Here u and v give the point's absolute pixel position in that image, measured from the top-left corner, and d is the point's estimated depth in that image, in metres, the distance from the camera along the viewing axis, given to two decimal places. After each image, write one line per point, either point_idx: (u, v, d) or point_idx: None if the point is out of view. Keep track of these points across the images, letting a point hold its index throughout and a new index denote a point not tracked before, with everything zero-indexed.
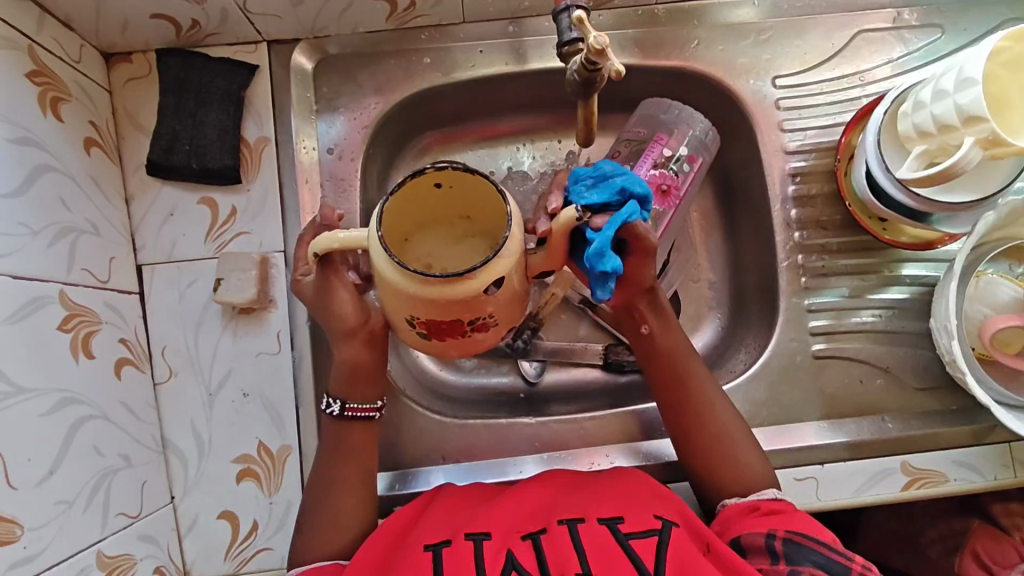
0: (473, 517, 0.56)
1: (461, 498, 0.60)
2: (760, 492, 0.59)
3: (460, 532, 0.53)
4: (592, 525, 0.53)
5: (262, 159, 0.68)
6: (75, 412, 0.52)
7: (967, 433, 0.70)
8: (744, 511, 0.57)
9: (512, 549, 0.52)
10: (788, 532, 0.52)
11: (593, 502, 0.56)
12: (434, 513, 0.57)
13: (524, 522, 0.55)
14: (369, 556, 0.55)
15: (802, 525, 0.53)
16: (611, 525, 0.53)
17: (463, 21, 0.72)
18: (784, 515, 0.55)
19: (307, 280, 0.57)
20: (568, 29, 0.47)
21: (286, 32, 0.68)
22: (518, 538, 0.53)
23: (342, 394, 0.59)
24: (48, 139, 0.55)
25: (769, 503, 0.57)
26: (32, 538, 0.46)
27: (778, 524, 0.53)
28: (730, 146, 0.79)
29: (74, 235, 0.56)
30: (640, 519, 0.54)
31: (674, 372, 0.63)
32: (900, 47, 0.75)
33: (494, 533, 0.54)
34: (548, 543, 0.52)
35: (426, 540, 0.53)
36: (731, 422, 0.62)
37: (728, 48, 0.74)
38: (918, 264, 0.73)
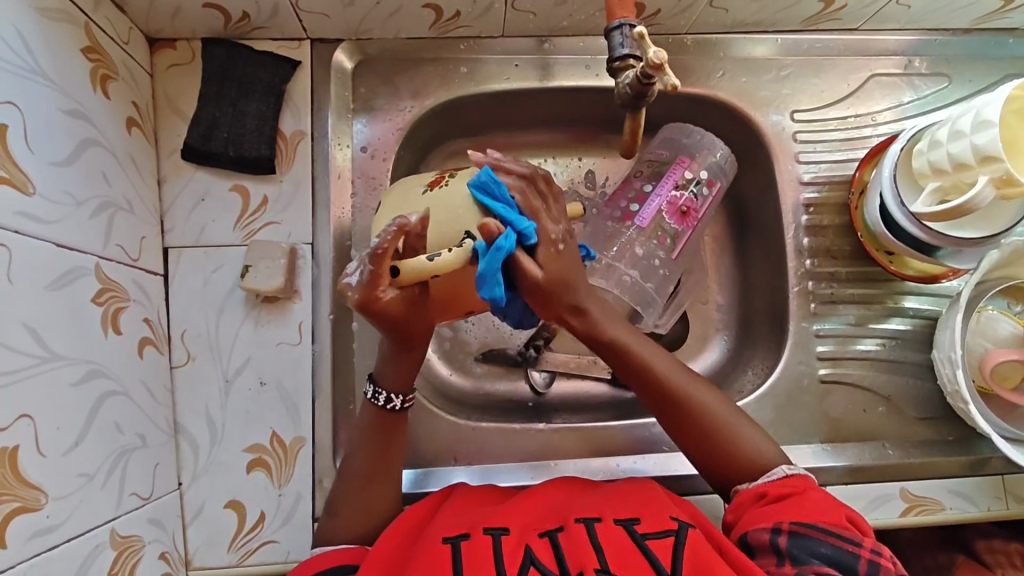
0: (490, 514, 0.56)
1: (471, 499, 0.60)
2: (768, 471, 0.58)
3: (478, 527, 0.54)
4: (609, 524, 0.54)
5: (298, 152, 0.69)
6: (101, 385, 0.52)
7: (964, 463, 0.72)
8: (753, 499, 0.56)
9: (529, 545, 0.52)
10: (792, 524, 0.52)
11: (608, 505, 0.57)
12: (450, 510, 0.57)
13: (540, 521, 0.56)
14: (386, 543, 0.55)
15: (809, 513, 0.53)
16: (627, 526, 0.54)
17: (501, 35, 0.74)
18: (791, 501, 0.54)
19: (391, 296, 0.48)
20: (621, 45, 0.49)
21: (330, 32, 0.70)
22: (536, 535, 0.53)
23: (400, 389, 0.57)
24: (95, 114, 0.56)
25: (775, 487, 0.56)
26: (55, 508, 0.45)
27: (785, 514, 0.53)
28: (746, 174, 0.82)
29: (112, 211, 0.57)
30: (656, 520, 0.55)
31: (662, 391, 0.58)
32: (910, 92, 0.79)
33: (512, 528, 0.54)
34: (565, 541, 0.52)
35: (444, 533, 0.53)
36: (727, 410, 0.60)
37: (750, 81, 0.78)
38: (919, 297, 0.76)
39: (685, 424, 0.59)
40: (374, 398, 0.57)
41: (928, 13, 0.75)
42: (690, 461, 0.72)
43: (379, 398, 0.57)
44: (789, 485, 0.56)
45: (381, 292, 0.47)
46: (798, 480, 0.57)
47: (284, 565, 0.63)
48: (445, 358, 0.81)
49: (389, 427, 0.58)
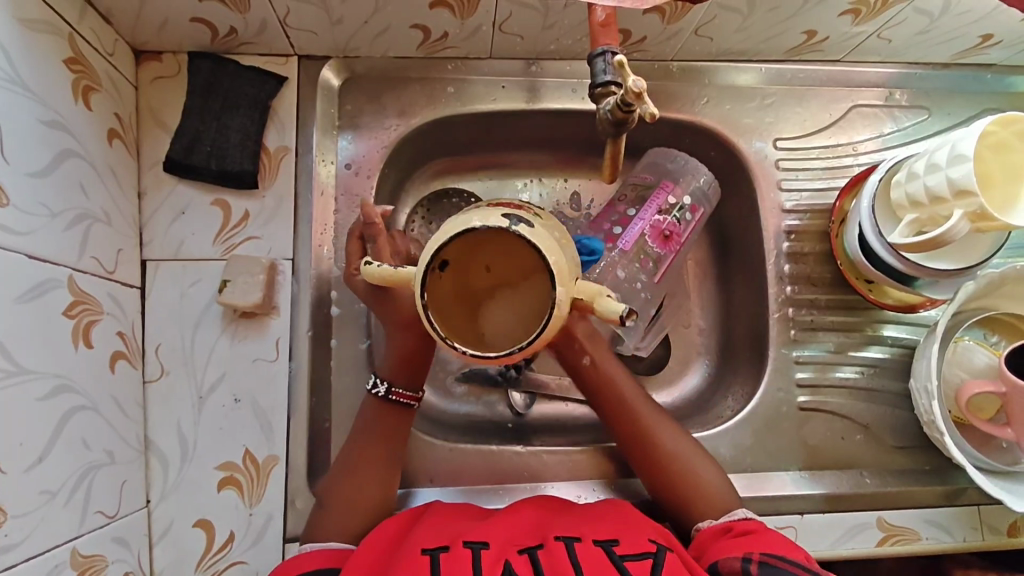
0: (470, 529, 0.55)
1: (453, 514, 0.59)
2: (728, 514, 0.61)
3: (457, 541, 0.53)
4: (587, 545, 0.53)
5: (281, 167, 0.69)
6: (68, 400, 0.51)
7: (940, 493, 0.72)
8: (717, 534, 0.58)
9: (508, 560, 0.51)
10: (761, 554, 0.52)
11: (586, 526, 0.57)
12: (431, 523, 0.57)
13: (522, 537, 0.55)
14: (366, 553, 0.54)
15: (776, 546, 0.53)
16: (606, 547, 0.53)
17: (489, 57, 0.74)
18: (757, 535, 0.55)
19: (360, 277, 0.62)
20: (602, 72, 0.50)
21: (317, 49, 0.70)
22: (516, 551, 0.52)
23: (389, 377, 0.62)
24: (75, 125, 0.55)
25: (740, 525, 0.57)
26: (14, 527, 0.44)
27: (753, 543, 0.54)
28: (728, 200, 0.83)
29: (88, 222, 0.56)
30: (633, 543, 0.54)
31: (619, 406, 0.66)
32: (890, 124, 0.81)
33: (492, 543, 0.53)
34: (544, 557, 0.52)
35: (422, 546, 0.53)
36: (690, 449, 0.65)
37: (734, 109, 0.79)
38: (898, 326, 0.77)
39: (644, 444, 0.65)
40: (371, 389, 0.62)
41: (909, 47, 0.76)
42: None
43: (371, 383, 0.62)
44: (751, 524, 0.57)
45: (353, 268, 0.62)
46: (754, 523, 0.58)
47: None
48: None
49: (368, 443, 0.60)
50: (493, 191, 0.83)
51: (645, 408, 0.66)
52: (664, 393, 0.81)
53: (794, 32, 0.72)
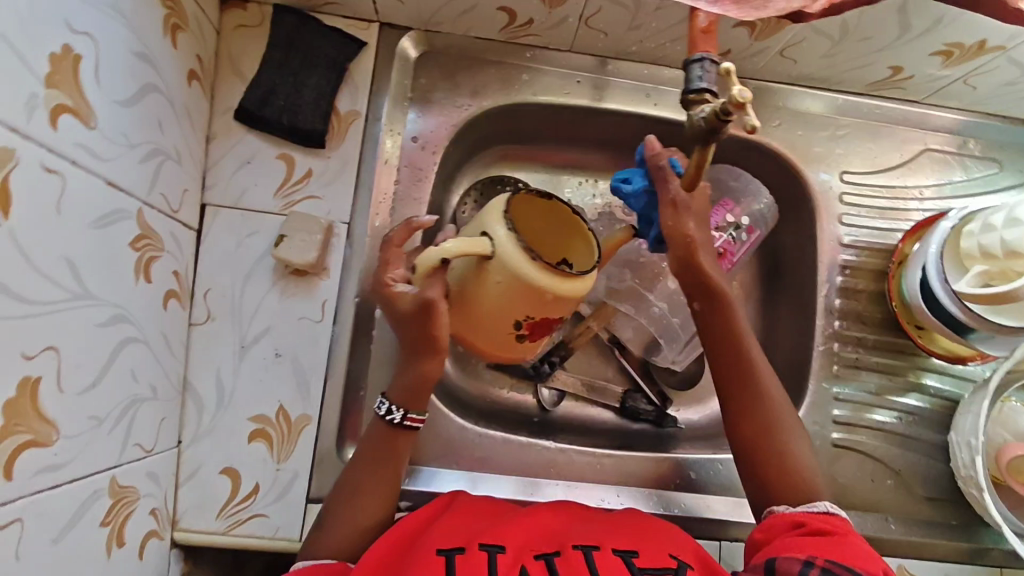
0: (487, 528, 0.55)
1: (468, 511, 0.58)
2: (809, 502, 0.56)
3: (474, 542, 0.52)
4: (606, 554, 0.53)
5: (350, 131, 0.69)
6: (123, 330, 0.51)
7: (964, 550, 0.71)
8: (787, 527, 0.54)
9: (525, 566, 0.51)
10: (827, 561, 0.49)
11: (607, 533, 0.56)
12: (449, 518, 0.56)
13: (539, 542, 0.54)
14: (371, 557, 0.52)
15: (846, 556, 0.49)
16: (626, 558, 0.53)
17: (568, 50, 0.74)
18: (832, 539, 0.51)
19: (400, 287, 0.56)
20: (698, 78, 0.49)
21: (401, 19, 0.70)
22: (533, 557, 0.52)
23: (406, 403, 0.56)
24: (161, 61, 0.55)
25: (817, 523, 0.53)
26: (64, 447, 0.43)
27: (822, 550, 0.50)
28: (785, 226, 0.82)
29: (161, 158, 0.56)
30: (655, 556, 0.54)
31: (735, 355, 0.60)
32: (961, 172, 0.79)
33: (508, 547, 0.52)
34: (563, 566, 0.51)
35: (438, 546, 0.52)
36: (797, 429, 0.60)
37: (805, 135, 0.78)
38: (941, 377, 0.76)
39: (751, 398, 0.59)
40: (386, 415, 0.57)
41: (992, 97, 0.75)
42: (691, 503, 0.70)
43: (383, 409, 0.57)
44: (828, 524, 0.53)
45: (391, 280, 0.56)
46: (836, 521, 0.54)
47: (270, 541, 0.62)
48: (457, 361, 0.80)
49: (396, 441, 0.57)
50: (548, 185, 0.83)
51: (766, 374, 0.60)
52: (692, 410, 0.84)
53: (880, 66, 0.71)
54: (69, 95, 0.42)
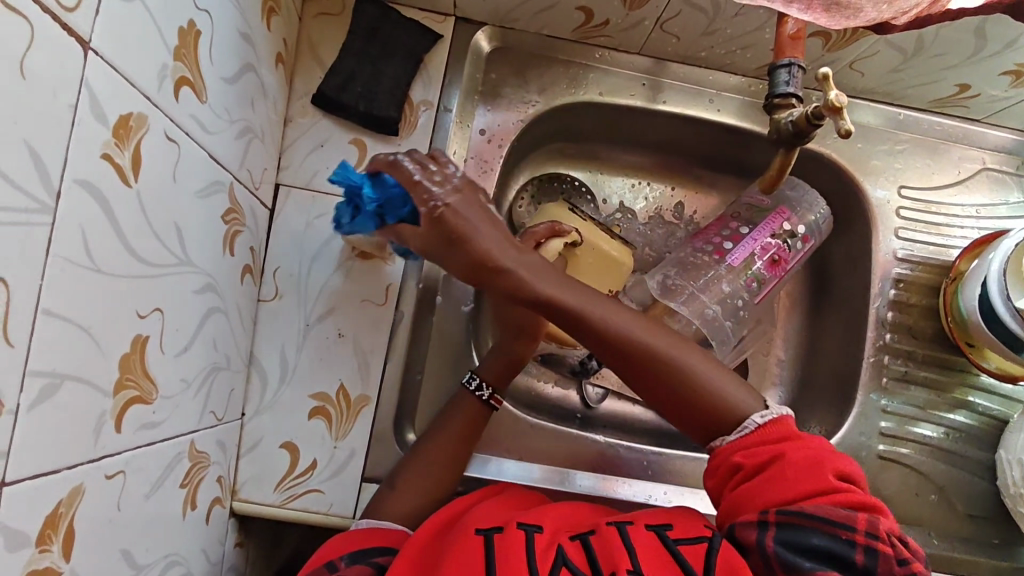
0: (523, 512, 0.54)
1: (516, 501, 0.58)
2: (739, 424, 0.53)
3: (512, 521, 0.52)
4: (640, 529, 0.51)
5: (422, 121, 0.70)
6: (209, 299, 0.52)
7: (1004, 569, 0.71)
8: (732, 475, 0.52)
9: (561, 545, 0.49)
10: (777, 513, 0.47)
11: (642, 512, 0.54)
12: (488, 505, 0.56)
13: (573, 525, 0.53)
14: (417, 537, 0.53)
15: (792, 493, 0.48)
16: (660, 532, 0.51)
17: (636, 52, 0.75)
18: (770, 473, 0.49)
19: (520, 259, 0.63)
20: (785, 83, 0.52)
21: (477, 14, 0.71)
22: (568, 537, 0.51)
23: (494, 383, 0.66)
24: (257, 42, 0.57)
25: (751, 457, 0.51)
26: (160, 407, 0.45)
27: (770, 502, 0.48)
28: (837, 237, 0.82)
29: (250, 136, 0.58)
30: (689, 528, 0.51)
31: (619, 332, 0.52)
32: (1018, 193, 0.80)
33: (545, 527, 0.52)
34: (597, 543, 0.50)
35: (476, 525, 0.51)
36: (694, 355, 0.54)
37: (865, 148, 0.78)
38: (989, 396, 0.76)
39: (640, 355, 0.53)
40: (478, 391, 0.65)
41: None
42: None
43: (473, 383, 0.65)
44: (763, 451, 0.51)
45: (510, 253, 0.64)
46: (775, 430, 0.52)
47: (325, 516, 0.63)
48: None
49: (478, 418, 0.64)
50: (603, 185, 0.84)
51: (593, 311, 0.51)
52: None
53: (948, 83, 0.72)
54: (189, 69, 0.44)
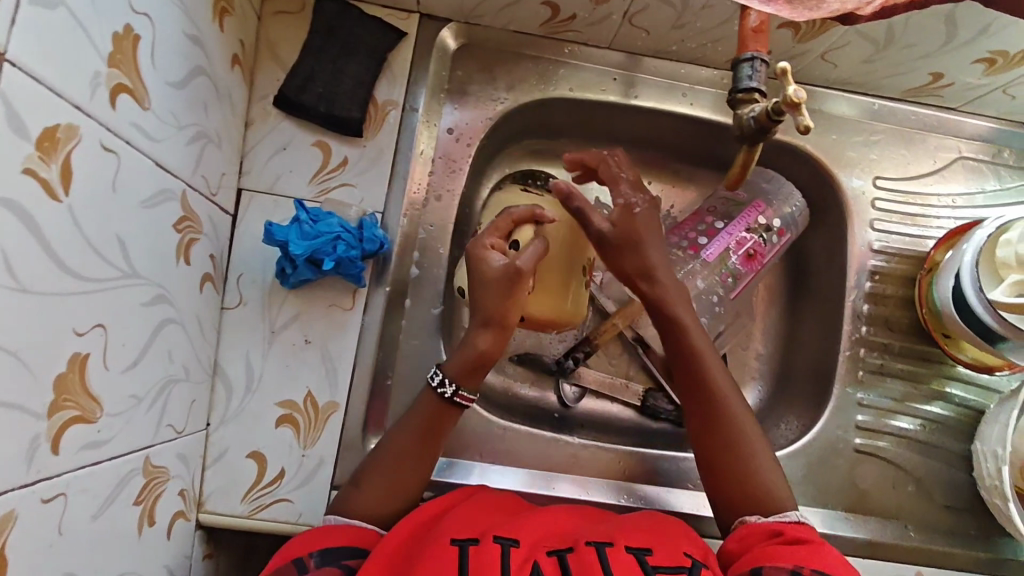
0: (504, 524, 0.54)
1: (488, 505, 0.58)
2: (779, 512, 0.58)
3: (489, 534, 0.51)
4: (619, 551, 0.52)
5: (386, 120, 0.69)
6: (162, 311, 0.51)
7: (982, 560, 0.71)
8: (766, 537, 0.56)
9: (537, 561, 0.49)
10: (812, 571, 0.50)
11: (621, 533, 0.55)
12: (466, 513, 0.55)
13: (552, 539, 0.53)
14: (388, 547, 0.52)
15: (825, 563, 0.52)
16: (639, 555, 0.51)
17: (606, 47, 0.74)
18: (807, 547, 0.53)
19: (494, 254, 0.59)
20: (748, 78, 0.50)
21: (441, 10, 0.70)
22: (545, 552, 0.51)
23: (457, 378, 0.60)
24: (208, 44, 0.55)
25: (792, 532, 0.55)
26: (107, 425, 0.43)
27: (805, 560, 0.51)
28: (814, 229, 0.81)
29: (204, 141, 0.56)
30: (669, 555, 0.53)
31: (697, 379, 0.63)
32: (994, 181, 0.79)
33: (521, 541, 0.51)
34: (574, 560, 0.50)
35: (452, 535, 0.51)
36: (757, 434, 0.62)
37: (839, 139, 0.77)
38: (966, 386, 0.76)
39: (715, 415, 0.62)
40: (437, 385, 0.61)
41: None
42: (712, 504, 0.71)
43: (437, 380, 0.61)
44: (801, 532, 0.55)
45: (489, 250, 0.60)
46: (805, 529, 0.56)
47: (294, 526, 0.63)
48: None
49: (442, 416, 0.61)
50: None
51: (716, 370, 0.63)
52: None
53: (921, 72, 0.71)
54: (128, 76, 0.42)
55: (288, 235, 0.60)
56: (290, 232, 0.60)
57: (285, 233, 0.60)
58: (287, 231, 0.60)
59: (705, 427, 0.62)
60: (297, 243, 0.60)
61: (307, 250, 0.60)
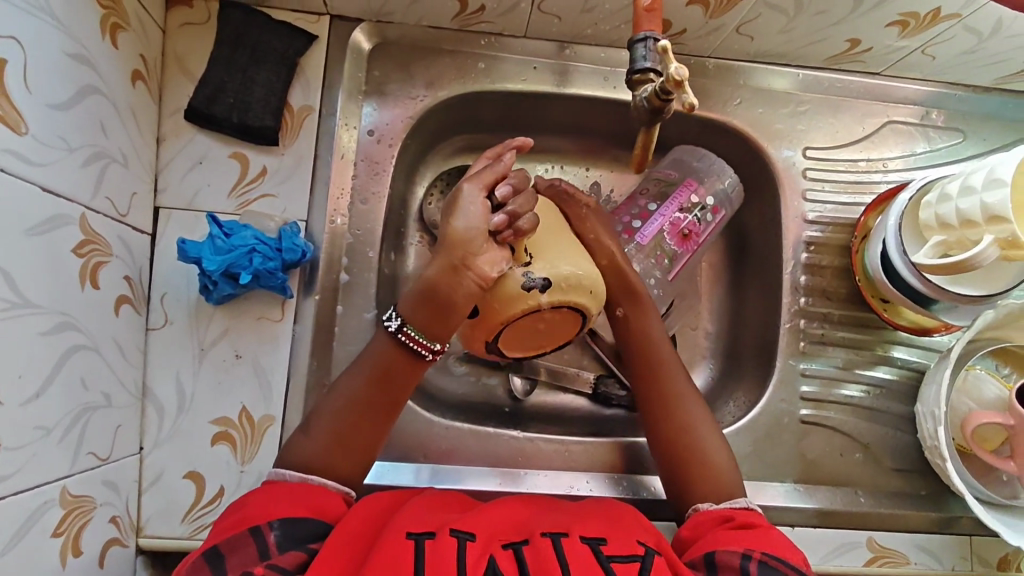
0: (458, 518, 0.52)
1: (437, 501, 0.56)
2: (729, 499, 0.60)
3: (445, 527, 0.49)
4: (573, 540, 0.50)
5: (303, 127, 0.68)
6: (71, 338, 0.50)
7: (933, 519, 0.72)
8: (717, 522, 0.56)
9: (493, 555, 0.47)
10: (763, 555, 0.50)
11: (576, 524, 0.53)
12: (418, 508, 0.53)
13: (506, 534, 0.51)
14: (344, 532, 0.49)
15: (775, 546, 0.52)
16: (593, 544, 0.49)
17: (523, 36, 0.73)
18: (756, 530, 0.54)
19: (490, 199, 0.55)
20: (642, 58, 0.49)
21: (351, 10, 0.69)
22: (500, 546, 0.49)
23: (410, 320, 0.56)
24: (101, 62, 0.54)
25: (744, 518, 0.56)
26: (6, 459, 0.43)
27: (754, 543, 0.52)
28: (750, 204, 0.81)
29: (105, 161, 0.55)
30: (622, 544, 0.51)
31: (653, 375, 0.66)
32: (924, 143, 0.79)
33: (478, 535, 0.49)
34: (530, 554, 0.48)
35: (408, 528, 0.48)
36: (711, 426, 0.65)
37: (766, 112, 0.77)
38: (909, 349, 0.76)
39: (669, 407, 0.65)
40: (387, 322, 0.57)
41: (950, 66, 0.74)
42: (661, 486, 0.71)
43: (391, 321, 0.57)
44: (752, 518, 0.56)
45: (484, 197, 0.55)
46: (756, 514, 0.57)
47: None
48: None
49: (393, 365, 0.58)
50: None
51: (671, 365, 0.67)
52: None
53: (837, 39, 0.71)
54: None
55: (201, 250, 0.60)
56: (203, 250, 0.60)
57: (199, 248, 0.60)
58: (200, 245, 0.60)
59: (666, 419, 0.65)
60: (212, 259, 0.60)
61: (221, 265, 0.60)
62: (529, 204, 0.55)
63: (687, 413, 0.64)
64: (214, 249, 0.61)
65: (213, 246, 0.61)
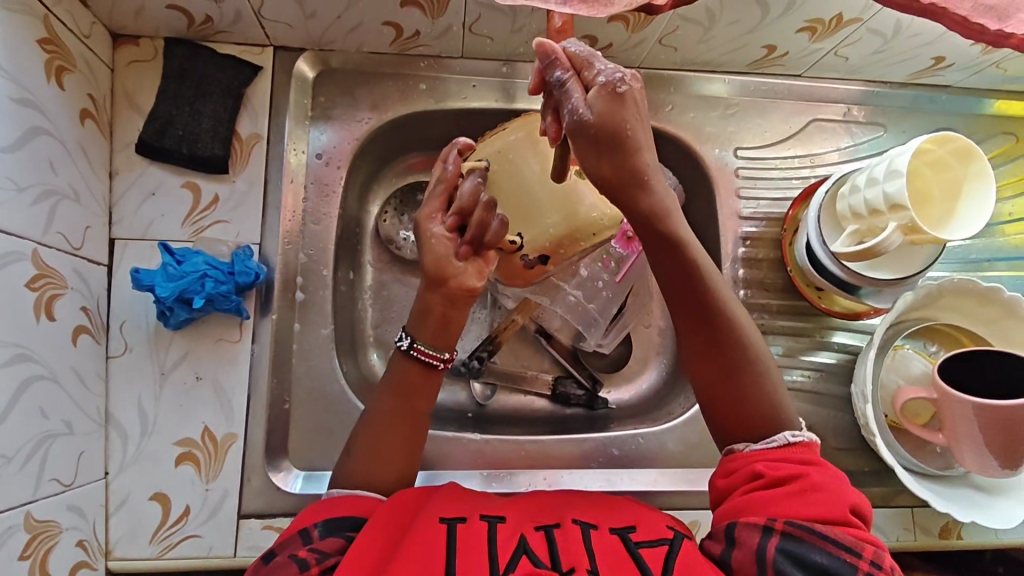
0: (486, 504, 0.53)
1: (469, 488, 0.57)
2: (768, 437, 0.54)
3: (474, 513, 0.51)
4: (603, 533, 0.51)
5: (252, 153, 0.71)
6: (28, 369, 0.53)
7: (876, 493, 0.76)
8: (750, 474, 0.52)
9: (525, 535, 0.49)
10: (787, 523, 0.48)
11: (602, 513, 0.54)
12: (451, 492, 0.54)
13: (538, 515, 0.52)
14: (384, 519, 0.49)
15: (809, 509, 0.49)
16: (622, 534, 0.51)
17: (461, 56, 0.76)
18: (790, 486, 0.50)
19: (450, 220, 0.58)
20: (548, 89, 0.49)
21: (293, 41, 0.72)
22: (532, 527, 0.50)
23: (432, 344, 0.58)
24: (47, 104, 0.57)
25: (780, 466, 0.51)
26: None
27: (783, 509, 0.49)
28: (691, 205, 0.85)
29: (56, 199, 0.58)
30: (651, 530, 0.52)
31: (703, 304, 0.55)
32: (848, 138, 0.84)
33: (508, 518, 0.51)
34: (561, 537, 0.49)
35: (441, 512, 0.50)
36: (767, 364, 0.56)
37: (698, 117, 0.81)
38: (846, 333, 0.80)
39: (719, 341, 0.55)
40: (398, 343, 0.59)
41: (866, 65, 0.79)
42: (616, 478, 0.74)
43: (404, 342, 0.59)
44: (790, 463, 0.51)
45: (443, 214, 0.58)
46: (799, 452, 0.52)
47: (205, 560, 0.64)
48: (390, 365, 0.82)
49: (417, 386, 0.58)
50: None
51: (728, 296, 0.56)
52: (622, 390, 0.87)
53: (755, 46, 0.75)
54: None
55: (157, 279, 0.63)
56: (158, 280, 0.63)
57: (155, 277, 0.63)
58: (155, 274, 0.63)
59: (713, 351, 0.55)
60: (166, 287, 0.63)
61: (173, 292, 0.63)
62: (484, 212, 0.55)
63: (743, 346, 0.55)
64: (172, 277, 0.63)
65: (166, 275, 0.63)
